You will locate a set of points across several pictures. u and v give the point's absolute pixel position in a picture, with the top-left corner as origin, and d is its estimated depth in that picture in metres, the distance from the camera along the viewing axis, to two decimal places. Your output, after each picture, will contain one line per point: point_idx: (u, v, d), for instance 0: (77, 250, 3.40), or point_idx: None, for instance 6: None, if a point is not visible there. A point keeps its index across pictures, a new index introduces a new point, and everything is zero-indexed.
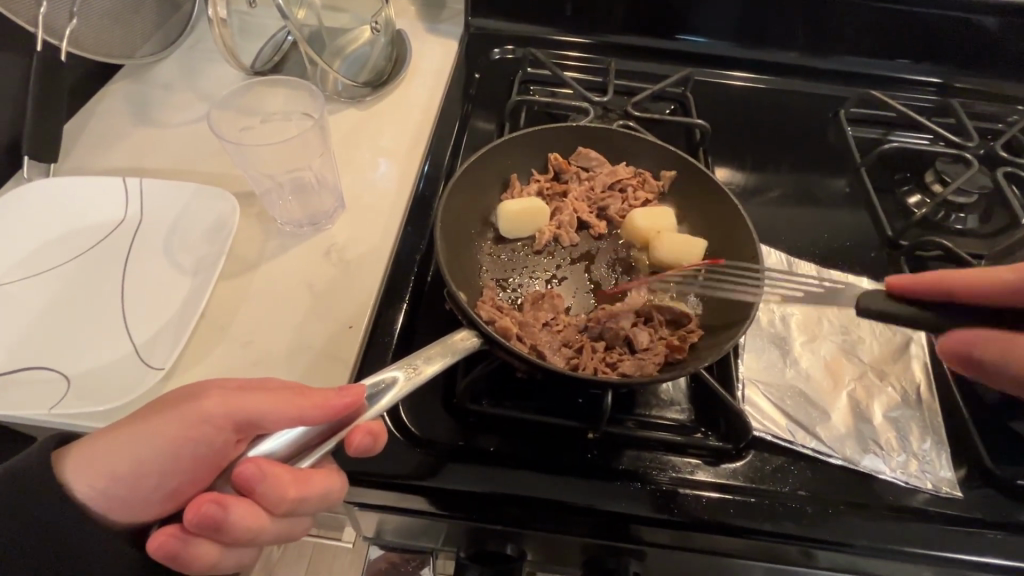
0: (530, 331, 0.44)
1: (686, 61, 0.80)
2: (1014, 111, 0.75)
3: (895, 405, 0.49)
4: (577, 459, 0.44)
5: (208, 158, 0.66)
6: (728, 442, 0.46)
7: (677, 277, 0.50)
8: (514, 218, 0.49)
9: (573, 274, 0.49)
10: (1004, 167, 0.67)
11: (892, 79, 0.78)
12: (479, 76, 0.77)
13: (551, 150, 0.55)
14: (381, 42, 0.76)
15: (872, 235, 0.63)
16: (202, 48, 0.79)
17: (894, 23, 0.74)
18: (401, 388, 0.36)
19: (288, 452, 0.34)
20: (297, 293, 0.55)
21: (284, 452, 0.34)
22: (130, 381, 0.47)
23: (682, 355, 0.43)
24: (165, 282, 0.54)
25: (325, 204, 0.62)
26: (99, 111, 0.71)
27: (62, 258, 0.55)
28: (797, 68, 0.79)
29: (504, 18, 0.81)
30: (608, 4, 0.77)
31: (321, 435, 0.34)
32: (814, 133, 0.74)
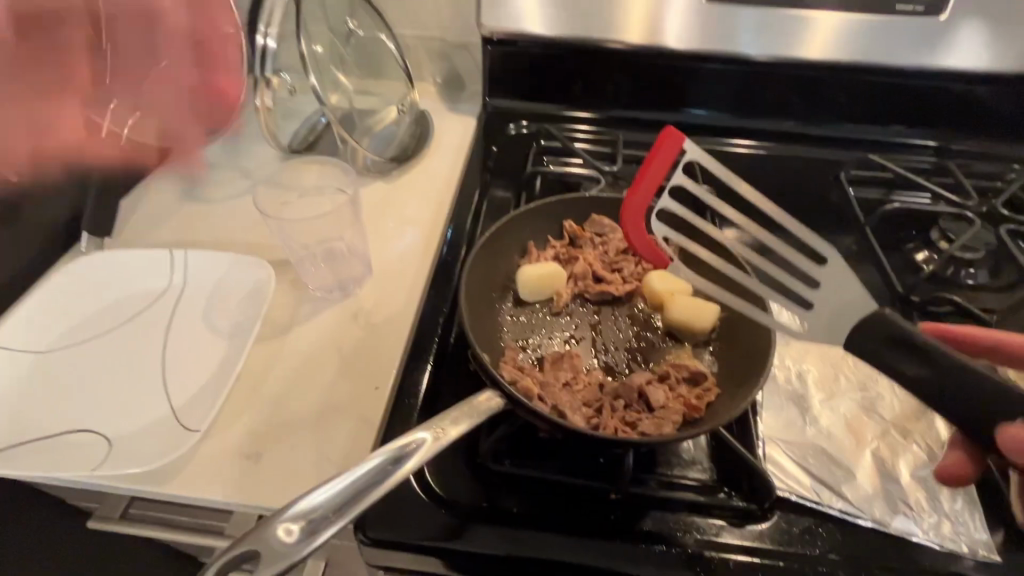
0: (551, 391, 0.45)
1: (692, 131, 0.85)
2: (1011, 170, 0.78)
3: (921, 463, 0.48)
4: (601, 521, 0.44)
5: (247, 229, 0.71)
6: (753, 502, 0.46)
7: (691, 340, 0.51)
8: (533, 281, 0.52)
9: (590, 336, 0.51)
10: (1007, 225, 0.69)
11: (889, 144, 0.82)
12: (497, 149, 0.83)
13: (565, 218, 0.58)
14: (406, 121, 0.85)
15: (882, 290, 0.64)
16: (247, 131, 0.87)
17: (883, 91, 0.79)
18: (431, 448, 0.37)
19: (329, 507, 0.33)
20: (327, 356, 0.58)
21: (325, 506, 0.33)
22: (168, 443, 0.50)
23: (699, 414, 0.44)
24: (203, 346, 0.58)
25: (354, 270, 0.65)
26: (151, 188, 0.78)
27: (111, 325, 0.60)
28: (797, 136, 0.84)
29: (519, 98, 0.88)
30: (617, 82, 0.84)
31: (360, 489, 0.34)
32: (816, 196, 0.77)
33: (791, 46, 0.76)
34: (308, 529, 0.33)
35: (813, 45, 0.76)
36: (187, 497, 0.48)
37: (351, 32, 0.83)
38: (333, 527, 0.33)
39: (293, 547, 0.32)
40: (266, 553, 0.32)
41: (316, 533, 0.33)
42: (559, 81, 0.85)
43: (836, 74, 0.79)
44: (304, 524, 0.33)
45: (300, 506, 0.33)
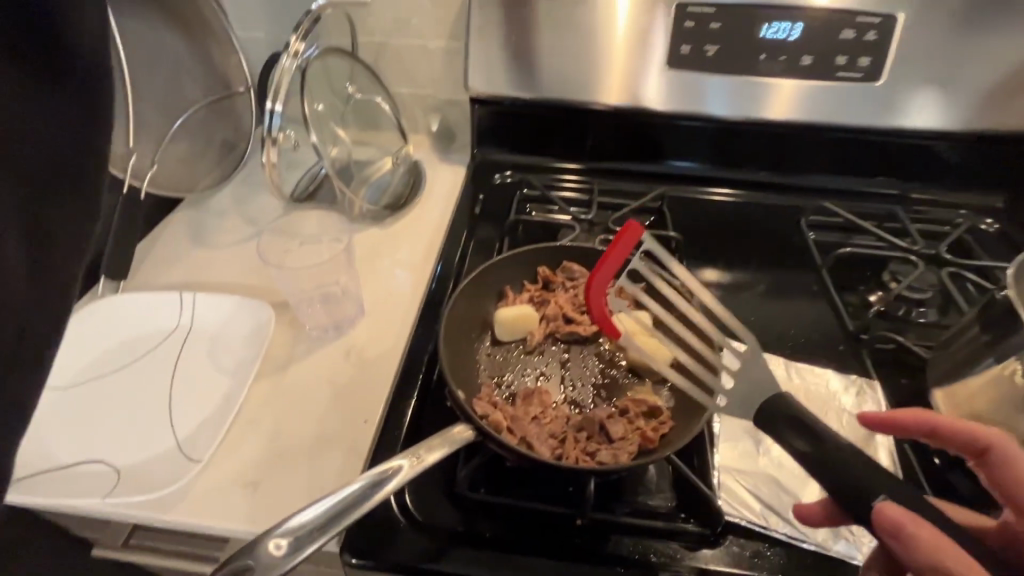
0: (520, 424, 0.50)
1: (664, 180, 0.92)
2: (958, 216, 0.85)
3: None
4: (566, 544, 0.49)
5: (252, 273, 0.77)
6: (707, 527, 0.50)
7: (651, 377, 0.56)
8: (509, 322, 0.58)
9: (559, 373, 0.56)
10: (950, 268, 0.75)
11: (847, 191, 0.89)
12: (483, 197, 0.90)
13: (540, 264, 0.64)
14: (400, 171, 0.93)
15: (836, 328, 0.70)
16: (254, 180, 0.94)
17: (847, 145, 0.85)
18: (407, 473, 0.41)
19: (316, 524, 0.38)
20: (321, 391, 0.63)
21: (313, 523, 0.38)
22: (173, 472, 0.54)
23: (654, 445, 0.49)
24: (208, 382, 0.63)
25: (348, 311, 0.71)
26: (164, 234, 0.84)
27: (124, 363, 0.65)
28: (763, 184, 0.91)
29: (506, 150, 0.95)
30: (599, 136, 0.90)
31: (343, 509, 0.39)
32: (779, 240, 0.84)
33: (745, 107, 0.82)
34: (296, 542, 0.38)
35: (778, 108, 0.81)
36: (189, 524, 0.52)
37: (351, 95, 0.91)
38: (318, 542, 0.38)
39: (283, 558, 0.37)
40: (259, 564, 0.36)
41: (303, 546, 0.37)
42: (548, 135, 0.92)
43: (802, 131, 0.84)
44: (293, 538, 0.38)
45: (291, 522, 0.38)
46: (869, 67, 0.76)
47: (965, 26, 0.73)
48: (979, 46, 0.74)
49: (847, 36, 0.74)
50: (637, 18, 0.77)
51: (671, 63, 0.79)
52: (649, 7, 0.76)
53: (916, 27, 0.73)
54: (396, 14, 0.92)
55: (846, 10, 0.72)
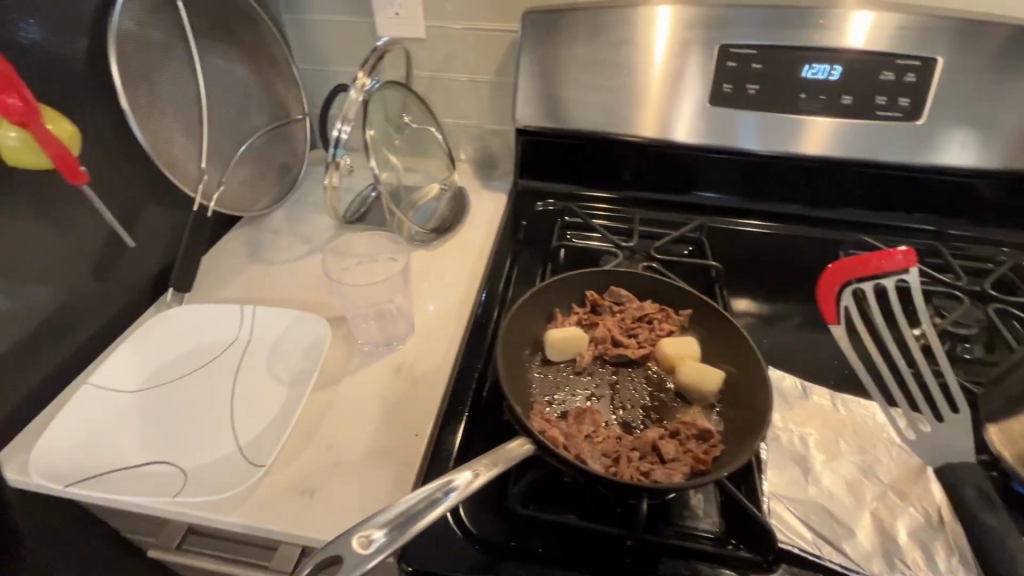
0: (574, 442, 0.51)
1: (701, 211, 0.95)
2: (1000, 254, 0.85)
3: (918, 525, 0.52)
4: (618, 563, 0.49)
5: (306, 289, 0.81)
6: (758, 554, 0.50)
7: (699, 402, 0.57)
8: (559, 343, 0.59)
9: (608, 394, 0.58)
10: (996, 304, 0.75)
11: (884, 226, 0.90)
12: (526, 224, 0.93)
13: (587, 287, 0.66)
14: (446, 197, 0.97)
15: (881, 361, 0.70)
16: (307, 202, 0.99)
17: (884, 182, 0.87)
18: (474, 481, 0.43)
19: (390, 526, 0.40)
20: (373, 404, 0.65)
21: (387, 524, 0.40)
22: (235, 476, 0.57)
23: (706, 467, 0.50)
24: (266, 391, 0.66)
25: (399, 328, 0.73)
26: (224, 250, 0.89)
27: (187, 370, 0.68)
28: (798, 217, 0.93)
29: (546, 179, 0.99)
30: (637, 167, 0.94)
31: (416, 513, 0.41)
32: (818, 272, 0.85)
33: (783, 142, 0.83)
34: (379, 537, 0.39)
35: (804, 147, 0.82)
36: (248, 527, 0.54)
37: (405, 125, 0.96)
38: (399, 538, 0.39)
39: (364, 556, 0.38)
40: (345, 557, 0.38)
41: (385, 541, 0.39)
42: (587, 165, 0.95)
43: (836, 168, 0.87)
44: (372, 537, 0.39)
45: (373, 518, 0.40)
46: (908, 106, 0.78)
47: (1005, 69, 0.75)
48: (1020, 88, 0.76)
49: (886, 77, 0.77)
50: (679, 58, 0.81)
51: (713, 100, 0.82)
52: (692, 47, 0.80)
53: (956, 70, 0.75)
54: (448, 51, 0.98)
55: (884, 53, 0.75)
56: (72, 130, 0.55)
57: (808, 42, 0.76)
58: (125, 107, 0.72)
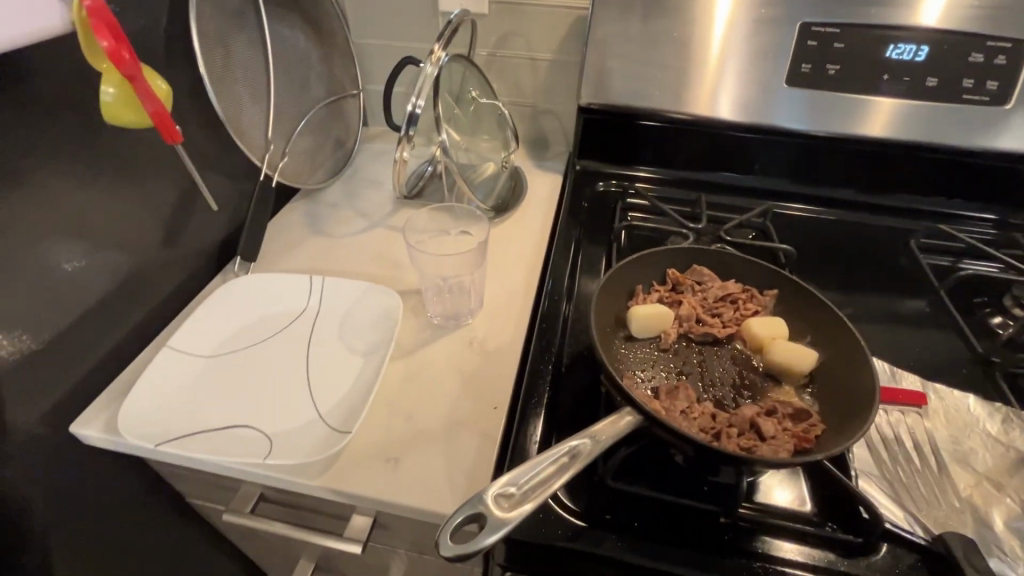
0: (672, 416, 0.50)
1: (764, 195, 0.93)
2: None
3: (1016, 515, 0.51)
4: (715, 540, 0.48)
5: (370, 263, 0.81)
6: (858, 536, 0.49)
7: (792, 382, 0.56)
8: (645, 319, 0.58)
9: (696, 371, 0.57)
10: None
11: (953, 215, 0.88)
12: (587, 204, 0.92)
13: (668, 266, 0.65)
14: (505, 175, 0.96)
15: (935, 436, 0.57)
16: (363, 177, 0.99)
17: (958, 170, 0.84)
18: (596, 446, 0.42)
19: (521, 490, 0.39)
20: (448, 376, 0.65)
21: (517, 489, 0.40)
22: (319, 442, 0.56)
23: (809, 445, 0.49)
24: (341, 360, 0.65)
25: (469, 302, 0.73)
26: (283, 221, 0.89)
27: (261, 337, 0.68)
28: (863, 204, 0.91)
29: (604, 160, 0.97)
30: (701, 149, 0.92)
31: (546, 476, 0.40)
32: (887, 261, 0.83)
33: (857, 126, 0.81)
34: (520, 498, 0.39)
35: (874, 126, 0.81)
36: (334, 492, 0.55)
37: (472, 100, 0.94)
38: (539, 500, 0.39)
39: (502, 518, 0.38)
40: (490, 515, 0.38)
41: (525, 502, 0.39)
42: (648, 146, 0.94)
43: (910, 155, 0.85)
44: (506, 501, 0.39)
45: (511, 478, 0.40)
46: (996, 90, 0.76)
47: None
48: None
49: (974, 59, 0.74)
50: (757, 36, 0.79)
51: (790, 80, 0.80)
52: (772, 25, 0.78)
53: None
54: (507, 28, 0.97)
55: (976, 34, 0.73)
56: (167, 90, 0.60)
57: (895, 21, 0.74)
58: (201, 71, 0.72)
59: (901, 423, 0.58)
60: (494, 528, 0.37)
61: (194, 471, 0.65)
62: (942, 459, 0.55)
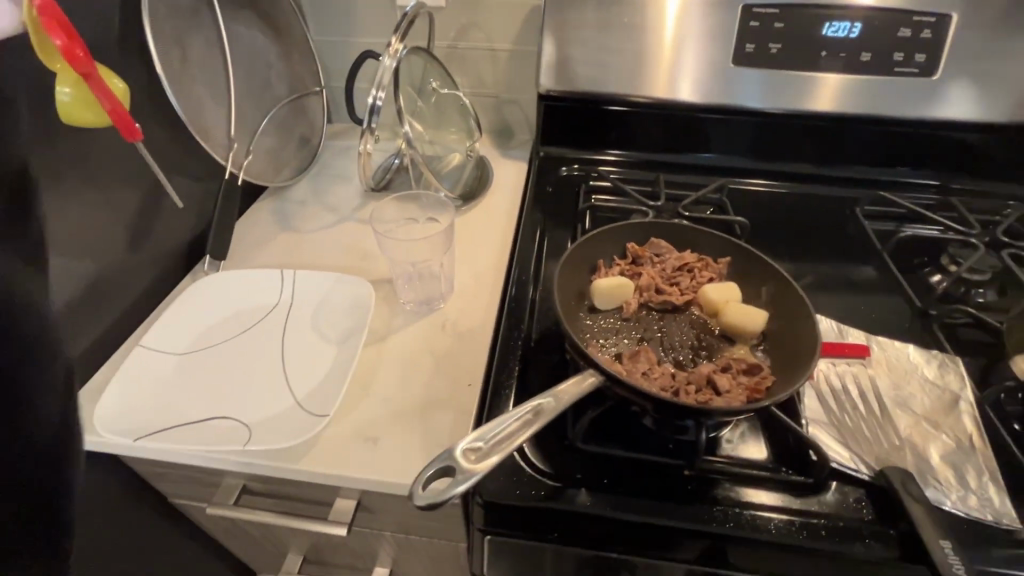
0: (633, 378, 0.53)
1: (720, 172, 0.97)
2: (1006, 207, 0.88)
3: (950, 449, 0.55)
4: (678, 490, 0.52)
5: (340, 255, 0.82)
6: (808, 476, 0.52)
7: (745, 341, 0.59)
8: (606, 291, 0.61)
9: (656, 337, 0.60)
10: (1008, 250, 0.79)
11: (894, 182, 0.93)
12: (552, 188, 0.94)
13: (628, 241, 0.68)
14: (471, 164, 0.98)
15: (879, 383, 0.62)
16: (330, 173, 1.00)
17: (896, 139, 0.90)
18: (558, 402, 0.45)
19: (487, 444, 0.42)
20: (422, 357, 0.66)
21: (484, 444, 0.42)
22: (298, 427, 0.58)
23: (761, 396, 0.53)
24: (315, 348, 0.67)
25: (440, 287, 0.75)
26: (251, 220, 0.89)
27: (234, 331, 0.69)
28: (813, 176, 0.95)
29: (566, 145, 1.00)
30: (659, 130, 0.95)
31: (511, 431, 0.43)
32: (835, 229, 0.88)
33: (804, 101, 0.86)
34: (487, 450, 0.42)
35: (821, 100, 0.85)
36: (315, 474, 0.56)
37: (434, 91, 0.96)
38: (505, 452, 0.41)
39: (469, 469, 0.40)
40: (459, 466, 0.41)
41: (492, 454, 0.41)
42: (607, 129, 0.96)
43: (851, 126, 0.89)
44: (473, 454, 0.41)
45: (480, 433, 0.43)
46: (925, 62, 0.81)
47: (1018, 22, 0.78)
48: None
49: (903, 34, 0.79)
50: (703, 20, 0.82)
51: (737, 60, 0.84)
52: (715, 8, 0.81)
53: (971, 25, 0.78)
54: (466, 19, 0.99)
55: (903, 10, 0.78)
56: (123, 88, 0.60)
57: (829, 0, 0.78)
58: (158, 69, 0.72)
59: (848, 374, 0.62)
60: (462, 478, 0.40)
61: (173, 468, 0.65)
62: (885, 403, 0.59)
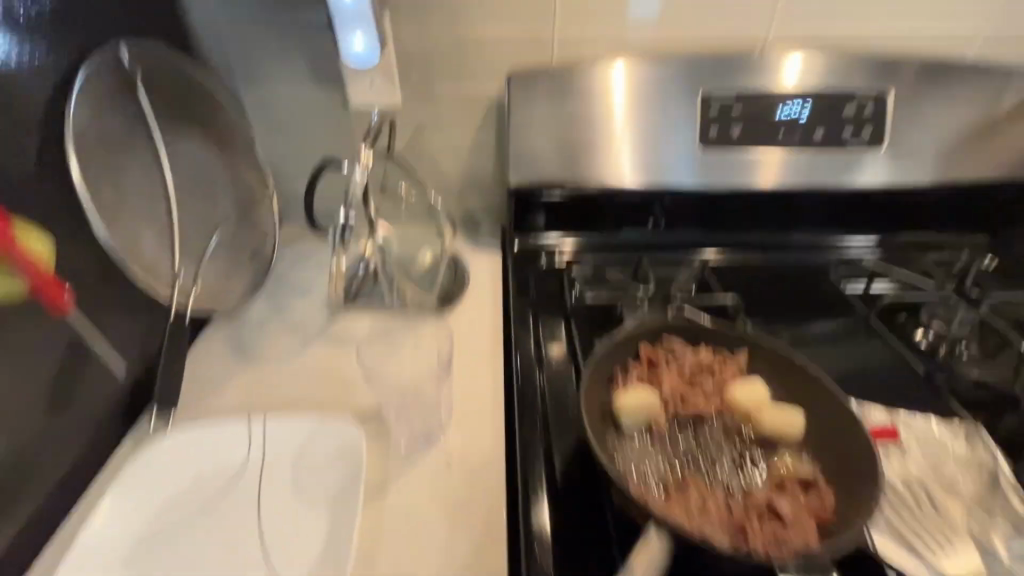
0: (696, 523, 0.48)
1: (689, 249, 0.95)
2: (962, 256, 0.94)
3: (1011, 537, 0.54)
4: None
5: (316, 389, 0.72)
6: None
7: (788, 447, 0.56)
8: (635, 411, 0.56)
9: (698, 454, 0.55)
10: (980, 302, 0.84)
11: (836, 243, 0.96)
12: (534, 282, 0.89)
13: (638, 342, 0.63)
14: (444, 267, 0.91)
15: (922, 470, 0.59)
16: (287, 284, 0.90)
17: (844, 205, 0.93)
18: None
19: None
20: (433, 509, 0.58)
21: None
22: None
23: (829, 520, 0.50)
24: (304, 520, 0.58)
25: (437, 416, 0.67)
26: (201, 354, 0.78)
27: (197, 512, 0.59)
28: (773, 244, 0.95)
29: (529, 235, 0.95)
30: (628, 212, 0.93)
31: None
32: (818, 295, 0.88)
33: (747, 179, 0.86)
34: None
35: (762, 176, 0.86)
36: None
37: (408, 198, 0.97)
38: None
39: None
40: None
41: None
42: (571, 216, 0.94)
43: (797, 198, 0.91)
44: None
45: None
46: (870, 137, 0.85)
47: (944, 95, 0.85)
48: (958, 112, 0.86)
49: (849, 112, 0.84)
50: (648, 110, 0.84)
51: (702, 145, 0.85)
52: (664, 99, 0.83)
53: (905, 101, 0.85)
54: (425, 117, 0.96)
55: (844, 91, 0.83)
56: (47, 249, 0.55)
57: (778, 88, 0.83)
58: (87, 204, 0.62)
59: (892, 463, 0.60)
60: None
61: None
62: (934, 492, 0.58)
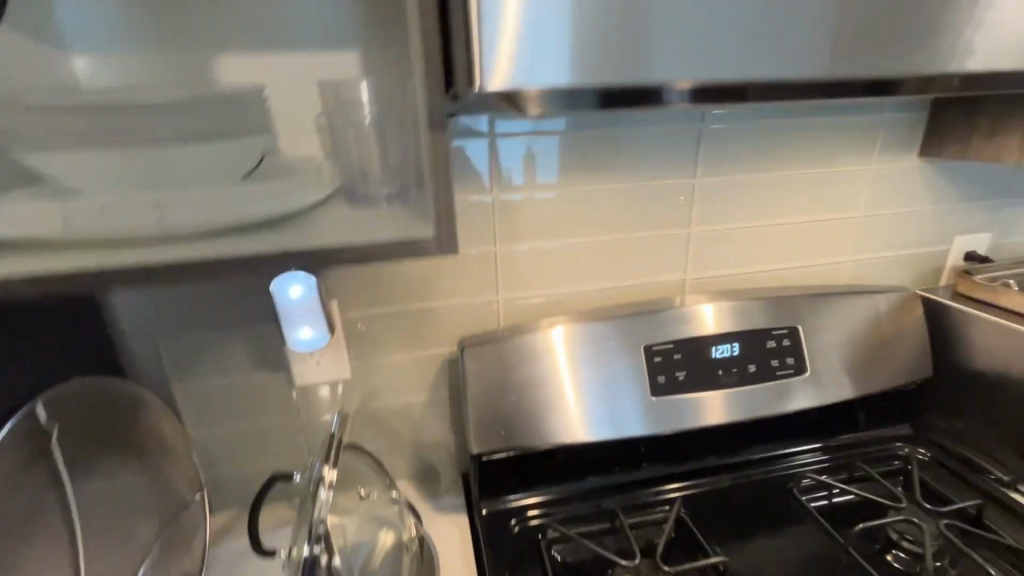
0: None
1: (659, 483, 0.95)
2: (897, 454, 1.01)
3: None
4: None
5: None
6: None
7: None
8: None
9: None
10: (938, 516, 0.86)
11: (788, 453, 1.00)
12: (510, 556, 0.83)
13: None
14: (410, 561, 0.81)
15: None
16: None
17: (788, 424, 0.99)
18: None
19: None
20: None
21: None
22: None
23: None
24: None
25: None
26: None
27: None
28: (736, 463, 0.98)
29: (500, 492, 0.92)
30: (592, 458, 0.93)
31: None
32: (793, 521, 0.88)
33: (697, 419, 0.90)
34: None
35: (710, 415, 0.90)
36: None
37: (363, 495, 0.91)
38: None
39: None
40: None
41: None
42: (540, 469, 0.92)
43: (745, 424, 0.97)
44: None
45: None
46: (795, 362, 0.94)
47: (842, 319, 0.98)
48: (857, 332, 0.99)
49: (770, 345, 0.94)
50: (600, 367, 0.88)
51: (654, 392, 0.89)
52: (613, 356, 0.88)
53: (812, 330, 0.96)
54: (374, 384, 0.94)
55: (762, 329, 0.94)
56: None
57: (707, 334, 0.91)
58: None
59: None
60: None
61: None
62: None
